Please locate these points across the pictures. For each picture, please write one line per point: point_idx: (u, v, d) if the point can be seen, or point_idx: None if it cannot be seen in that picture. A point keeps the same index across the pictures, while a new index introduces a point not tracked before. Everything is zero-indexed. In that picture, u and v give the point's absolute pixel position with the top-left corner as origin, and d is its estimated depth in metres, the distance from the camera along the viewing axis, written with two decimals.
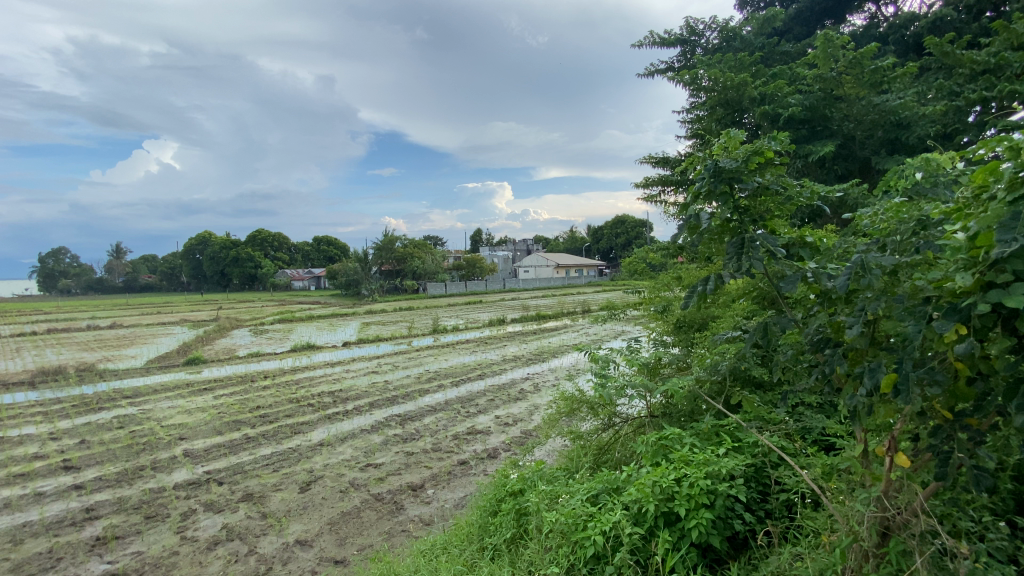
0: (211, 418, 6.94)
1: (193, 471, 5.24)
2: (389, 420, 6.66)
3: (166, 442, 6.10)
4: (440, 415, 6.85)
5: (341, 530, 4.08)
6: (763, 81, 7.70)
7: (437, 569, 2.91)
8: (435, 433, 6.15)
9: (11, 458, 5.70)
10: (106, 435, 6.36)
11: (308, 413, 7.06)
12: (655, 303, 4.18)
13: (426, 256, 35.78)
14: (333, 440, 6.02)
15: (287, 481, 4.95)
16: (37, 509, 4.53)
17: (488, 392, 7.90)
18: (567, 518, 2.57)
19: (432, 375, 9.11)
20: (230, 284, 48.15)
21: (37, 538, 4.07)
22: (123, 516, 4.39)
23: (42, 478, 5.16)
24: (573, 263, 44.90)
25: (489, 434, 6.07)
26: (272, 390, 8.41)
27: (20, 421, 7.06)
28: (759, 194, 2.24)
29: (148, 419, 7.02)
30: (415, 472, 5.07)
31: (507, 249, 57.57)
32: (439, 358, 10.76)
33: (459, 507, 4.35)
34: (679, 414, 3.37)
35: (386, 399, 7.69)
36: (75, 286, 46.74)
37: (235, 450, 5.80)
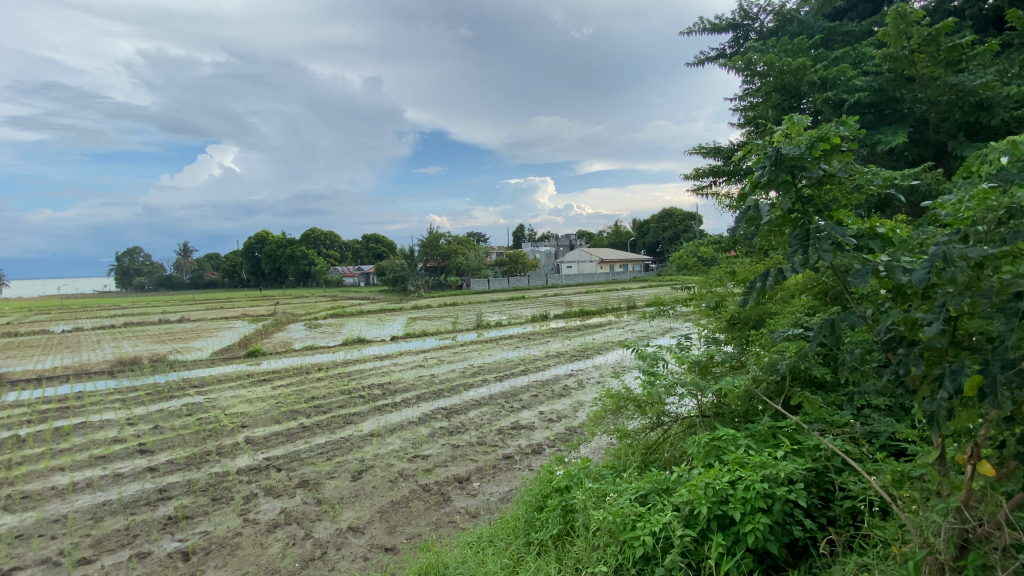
0: (270, 407, 7.32)
1: (253, 457, 5.55)
2: (436, 413, 6.79)
3: (229, 429, 6.48)
4: (485, 409, 6.92)
5: (391, 518, 4.20)
6: (823, 65, 7.24)
7: (484, 563, 2.94)
8: (480, 426, 6.22)
9: (94, 441, 6.23)
10: (176, 422, 6.84)
11: (359, 405, 7.31)
12: (707, 299, 4.04)
13: (470, 252, 36.23)
14: (383, 431, 6.21)
15: (340, 470, 5.14)
16: (117, 488, 4.93)
17: (532, 387, 7.91)
18: (615, 517, 2.52)
19: (476, 370, 9.21)
20: (285, 281, 50.59)
21: (116, 515, 4.43)
22: (192, 497, 4.71)
23: (121, 460, 5.61)
24: (617, 258, 44.12)
25: (533, 429, 6.08)
26: (326, 381, 8.76)
27: (103, 407, 7.69)
28: (823, 183, 2.12)
29: (213, 407, 7.49)
30: (461, 465, 5.15)
31: (550, 244, 57.47)
32: (482, 353, 10.85)
33: (505, 501, 4.38)
34: (733, 414, 3.25)
35: (432, 392, 7.84)
36: (148, 283, 50.57)
37: (291, 438, 6.09)
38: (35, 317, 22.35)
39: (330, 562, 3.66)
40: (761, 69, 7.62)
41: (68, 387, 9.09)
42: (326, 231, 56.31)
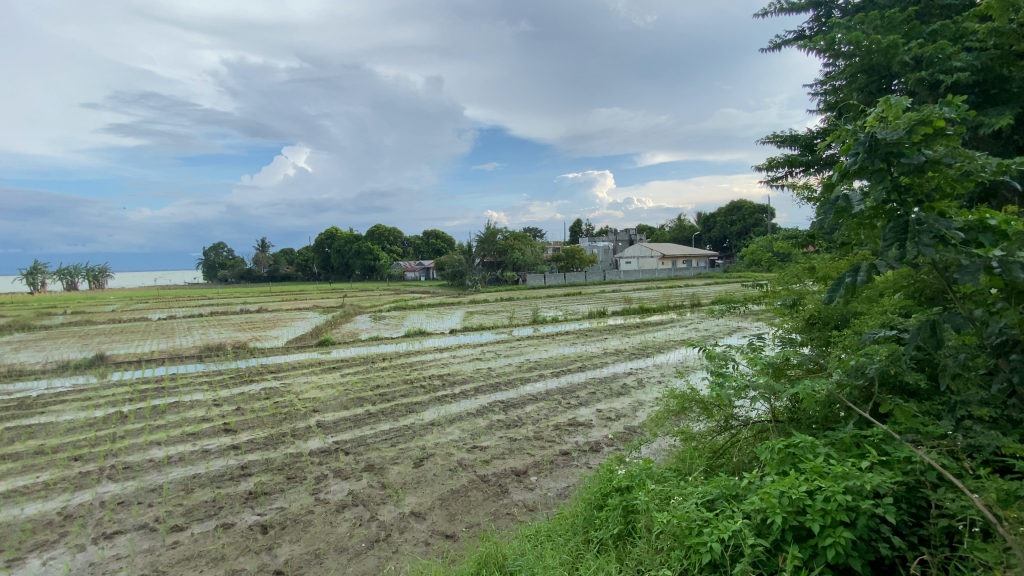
0: (338, 394, 7.73)
1: (324, 440, 5.89)
2: (493, 405, 6.88)
3: (302, 413, 6.90)
4: (542, 404, 6.92)
5: (451, 506, 4.31)
6: (919, 41, 6.58)
7: (543, 556, 2.96)
8: (537, 421, 6.24)
9: (186, 419, 6.86)
10: (255, 404, 7.38)
11: (420, 394, 7.55)
12: (782, 297, 3.81)
13: (527, 248, 36.30)
14: (442, 420, 6.37)
15: (402, 456, 5.35)
16: (206, 463, 5.39)
17: (589, 385, 7.82)
18: (680, 521, 2.44)
19: (533, 365, 9.23)
20: (351, 275, 53.10)
21: (205, 488, 4.85)
22: (269, 474, 5.06)
23: (209, 437, 6.13)
24: (680, 254, 42.51)
25: (591, 426, 6.02)
26: (389, 371, 9.12)
27: (193, 389, 8.44)
28: (926, 171, 1.94)
29: (288, 392, 8.02)
30: (518, 458, 5.19)
31: (608, 239, 56.52)
32: (539, 349, 10.85)
33: (563, 497, 4.37)
34: (810, 420, 3.04)
35: (490, 385, 7.95)
36: (230, 276, 54.93)
37: (358, 424, 6.40)
38: (137, 306, 24.87)
39: (394, 545, 3.81)
40: (846, 48, 7.05)
41: (164, 369, 10.05)
42: (389, 227, 58.53)
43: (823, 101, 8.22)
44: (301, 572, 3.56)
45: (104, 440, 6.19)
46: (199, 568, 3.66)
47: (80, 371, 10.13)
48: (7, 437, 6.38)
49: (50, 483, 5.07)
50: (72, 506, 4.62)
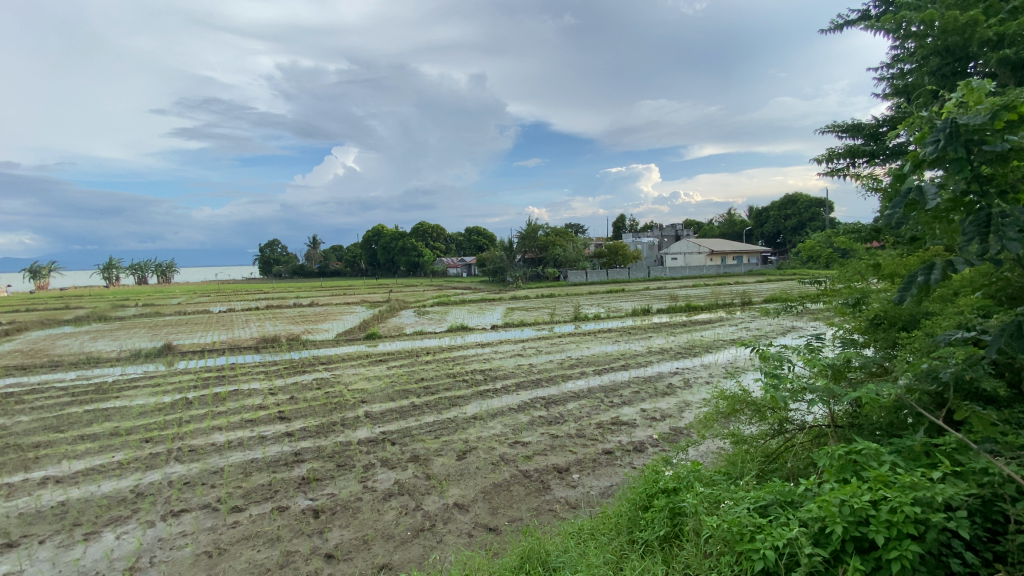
0: (385, 386, 7.97)
1: (371, 430, 6.08)
2: (535, 402, 6.89)
3: (351, 403, 7.16)
4: (584, 402, 6.87)
5: (493, 500, 4.36)
6: (1003, 17, 6.03)
7: (587, 555, 2.94)
8: (579, 419, 6.20)
9: (244, 406, 7.26)
10: (308, 394, 7.72)
11: (463, 388, 7.66)
12: (843, 296, 3.60)
13: (569, 243, 36.06)
14: (485, 415, 6.44)
15: (446, 448, 5.45)
16: (262, 448, 5.69)
17: (633, 384, 7.69)
18: (730, 525, 2.36)
19: (575, 362, 9.17)
20: (396, 271, 54.47)
21: (261, 472, 5.12)
22: (320, 461, 5.28)
23: (265, 424, 6.46)
24: (729, 250, 40.97)
25: (635, 426, 5.92)
26: (433, 365, 9.30)
27: (251, 378, 8.92)
28: (1013, 158, 1.78)
29: (338, 383, 8.34)
30: (561, 455, 5.17)
31: (652, 235, 55.24)
32: (582, 346, 10.76)
33: (606, 497, 4.33)
34: (873, 426, 2.87)
35: (532, 381, 7.96)
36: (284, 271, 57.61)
37: (404, 415, 6.57)
38: (202, 299, 26.58)
39: (438, 535, 3.89)
40: (917, 28, 6.55)
41: (224, 359, 10.66)
42: (432, 224, 59.59)
43: (889, 86, 7.70)
44: (350, 557, 3.69)
45: (171, 424, 6.65)
46: (256, 548, 3.87)
47: (150, 359, 10.92)
48: (88, 419, 6.96)
49: (125, 463, 5.49)
50: (144, 484, 4.99)
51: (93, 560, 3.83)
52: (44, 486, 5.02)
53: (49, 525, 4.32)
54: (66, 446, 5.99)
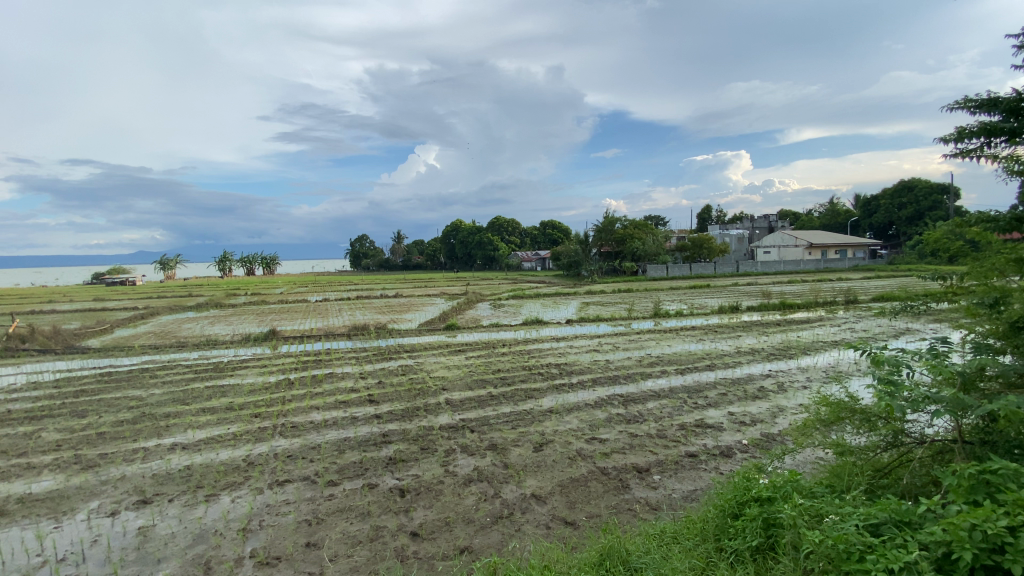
0: (464, 375, 8.24)
1: (452, 417, 6.32)
2: (613, 399, 6.76)
3: (433, 390, 7.49)
4: (665, 402, 6.63)
5: (571, 494, 4.35)
6: None
7: (670, 559, 2.87)
8: (660, 419, 6.00)
9: (338, 388, 7.86)
10: (394, 379, 8.19)
11: (539, 381, 7.71)
12: (977, 295, 3.16)
13: (648, 236, 34.88)
14: (561, 409, 6.45)
15: (523, 439, 5.52)
16: (354, 428, 6.12)
17: (719, 386, 7.28)
18: (836, 542, 2.18)
19: (655, 361, 8.86)
20: (473, 264, 55.87)
21: (353, 450, 5.51)
22: (405, 444, 5.58)
23: (356, 406, 6.95)
24: (830, 243, 37.38)
25: (721, 430, 5.62)
26: (509, 357, 9.44)
27: (343, 362, 9.61)
28: None
29: (420, 370, 8.76)
30: (640, 455, 5.04)
31: (740, 227, 51.83)
32: (662, 344, 10.38)
33: (689, 501, 4.17)
34: (1011, 444, 2.51)
35: (610, 378, 7.82)
36: (370, 264, 61.39)
37: (482, 404, 6.75)
38: (300, 289, 29.03)
39: (516, 523, 3.97)
40: None
41: (319, 344, 11.57)
42: (508, 218, 60.44)
43: None
44: (433, 537, 3.88)
45: (276, 401, 7.35)
46: (349, 521, 4.17)
47: (258, 342, 12.13)
48: (210, 393, 7.92)
49: (238, 434, 6.16)
50: (253, 454, 5.57)
51: (213, 519, 4.34)
52: (174, 451, 5.77)
53: (178, 485, 4.96)
54: (192, 417, 6.84)
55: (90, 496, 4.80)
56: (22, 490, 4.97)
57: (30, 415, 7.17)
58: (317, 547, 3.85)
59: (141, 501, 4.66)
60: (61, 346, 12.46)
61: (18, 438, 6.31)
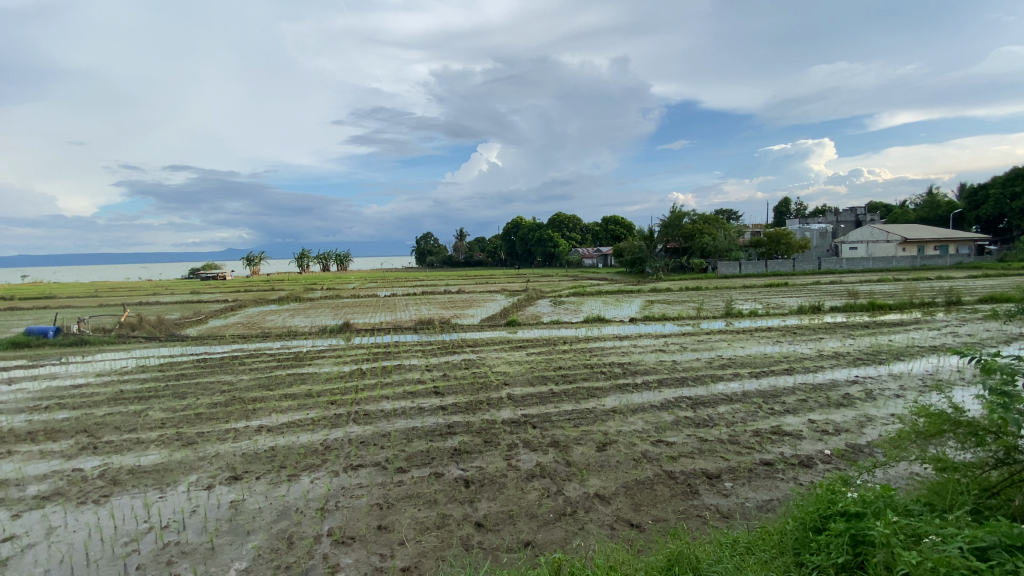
0: (526, 371, 8.31)
1: (514, 412, 6.40)
2: (680, 401, 6.54)
3: (495, 384, 7.62)
4: (737, 406, 6.32)
5: (636, 496, 4.27)
6: None
7: (742, 571, 2.75)
8: (732, 424, 5.73)
9: (406, 379, 8.20)
10: (458, 372, 8.42)
11: (602, 380, 7.61)
12: None
13: (717, 231, 33.31)
14: (625, 409, 6.33)
15: (586, 438, 5.48)
16: (421, 418, 6.36)
17: (798, 391, 6.82)
18: (936, 564, 1.99)
19: (726, 362, 8.46)
20: (533, 261, 56.00)
21: (421, 439, 5.72)
22: (470, 435, 5.71)
23: (423, 397, 7.20)
24: (928, 238, 33.82)
25: (801, 439, 5.27)
26: (571, 354, 9.40)
27: (410, 355, 10.00)
28: None
29: (483, 364, 8.93)
30: (710, 461, 4.84)
31: (821, 221, 48.17)
32: (734, 345, 9.88)
33: (765, 511, 3.95)
34: None
35: (677, 379, 7.56)
36: (435, 260, 63.41)
37: (544, 400, 6.77)
38: (370, 285, 30.45)
39: (580, 521, 3.95)
40: None
41: (388, 337, 12.11)
42: (570, 215, 59.98)
43: None
44: (498, 529, 3.95)
45: (349, 390, 7.78)
46: (417, 507, 4.34)
47: (332, 334, 12.88)
48: (291, 380, 8.55)
49: (316, 420, 6.59)
50: (330, 439, 5.93)
51: (294, 497, 4.68)
52: (260, 433, 6.27)
53: (263, 465, 5.38)
54: (275, 402, 7.41)
55: (190, 471, 5.32)
56: (133, 462, 5.60)
57: (140, 395, 8.07)
58: (388, 530, 4.04)
59: (232, 477, 5.11)
60: (165, 334, 13.89)
61: (131, 415, 7.12)
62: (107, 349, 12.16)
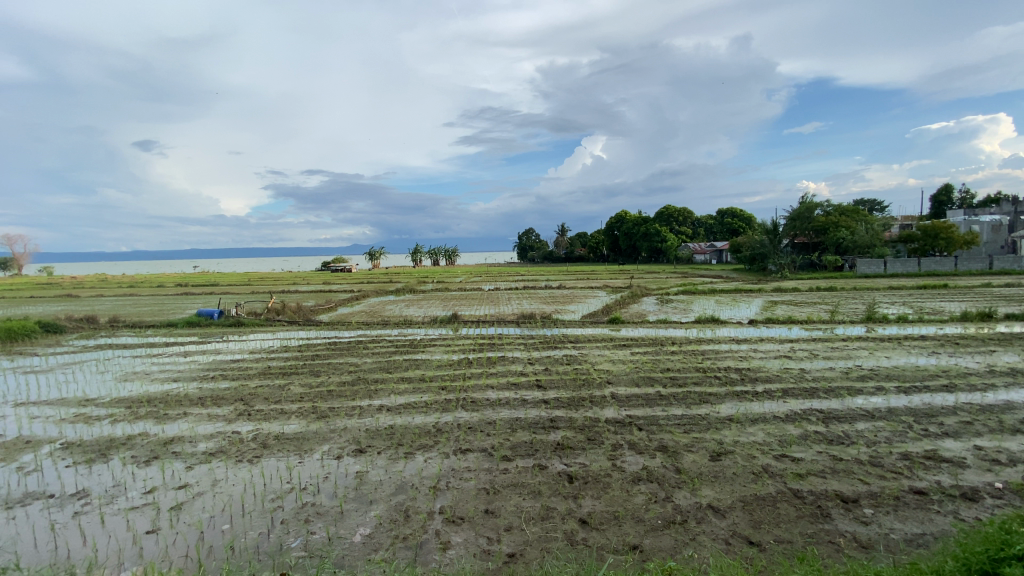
0: (630, 370, 8.09)
1: (619, 412, 6.27)
2: (809, 414, 5.90)
3: (599, 382, 7.52)
4: (881, 425, 5.54)
5: (755, 512, 3.95)
6: None
7: None
8: (873, 444, 5.05)
9: (510, 370, 8.44)
10: (561, 367, 8.45)
11: (715, 386, 7.14)
12: None
13: (855, 224, 29.48)
14: (742, 418, 5.87)
15: (698, 445, 5.19)
16: (524, 410, 6.50)
17: (962, 412, 5.80)
18: None
19: (866, 374, 7.45)
20: (638, 257, 54.19)
21: (525, 430, 5.85)
22: (573, 431, 5.72)
23: (526, 389, 7.35)
24: None
25: (964, 467, 4.49)
26: (680, 356, 8.96)
27: (513, 347, 10.26)
28: None
29: (586, 361, 8.88)
30: (845, 483, 4.32)
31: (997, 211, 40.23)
32: (875, 355, 8.68)
33: (915, 546, 3.45)
34: None
35: (804, 389, 6.84)
36: (538, 256, 64.24)
37: (651, 403, 6.54)
38: (477, 279, 31.73)
39: (691, 532, 3.77)
40: None
41: (493, 329, 12.54)
42: (679, 209, 57.07)
43: None
44: (603, 528, 3.91)
45: (458, 377, 8.20)
46: (522, 496, 4.46)
47: (442, 324, 13.65)
48: (406, 365, 9.23)
49: (429, 403, 7.04)
50: (441, 422, 6.31)
51: (410, 473, 5.06)
52: (381, 411, 6.87)
53: (384, 441, 5.89)
54: (393, 384, 8.06)
55: (323, 441, 6.00)
56: (279, 429, 6.45)
57: (283, 371, 9.28)
58: (495, 515, 4.21)
59: (357, 450, 5.66)
60: (303, 319, 15.80)
61: (276, 388, 8.22)
62: (257, 330, 14.14)
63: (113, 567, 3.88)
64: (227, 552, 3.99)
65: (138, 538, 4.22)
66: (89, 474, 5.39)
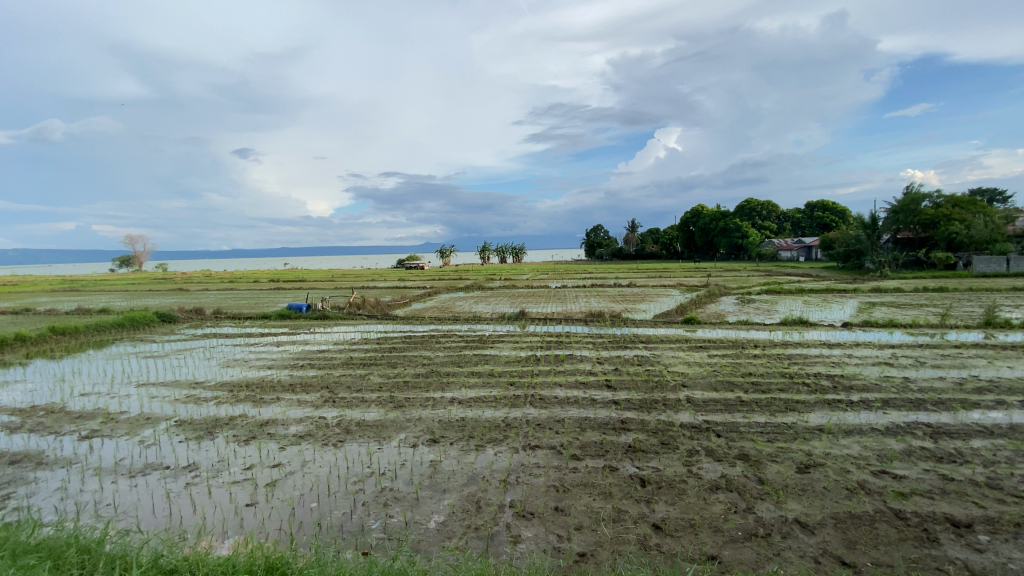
0: (707, 374, 7.75)
1: (694, 416, 6.03)
2: (914, 428, 5.34)
3: (673, 384, 7.27)
4: (1003, 443, 4.89)
5: (849, 531, 3.66)
6: None
7: None
8: (994, 465, 4.47)
9: (579, 369, 8.40)
10: (632, 368, 8.27)
11: (803, 393, 6.65)
12: None
13: (972, 217, 26.11)
14: (834, 430, 5.43)
15: (783, 456, 4.87)
16: (594, 410, 6.44)
17: None
18: None
19: (986, 386, 6.60)
20: (715, 254, 51.63)
21: (595, 430, 5.80)
22: (645, 434, 5.58)
23: (596, 389, 7.27)
24: None
25: None
26: (762, 360, 8.44)
27: (582, 346, 10.18)
28: None
29: (658, 362, 8.62)
30: (958, 506, 3.88)
31: None
32: (997, 364, 7.67)
33: None
34: None
35: (907, 400, 6.19)
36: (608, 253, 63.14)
37: (730, 408, 6.22)
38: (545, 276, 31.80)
39: (775, 546, 3.56)
40: None
41: (562, 327, 12.52)
42: (760, 203, 53.67)
43: None
44: (678, 535, 3.80)
45: (527, 374, 8.29)
46: (592, 496, 4.43)
47: (511, 321, 13.83)
48: (477, 360, 9.47)
49: (498, 398, 7.18)
50: (510, 418, 6.42)
51: (481, 466, 5.20)
52: (453, 404, 7.10)
53: (456, 433, 6.09)
54: (464, 378, 8.30)
55: (399, 429, 6.31)
56: (360, 416, 6.88)
57: (363, 362, 9.87)
58: (564, 513, 4.22)
59: (431, 440, 5.90)
60: (381, 313, 16.68)
61: (357, 378, 8.76)
62: (340, 323, 15.13)
63: (220, 534, 4.34)
64: (315, 528, 4.33)
65: (240, 510, 4.69)
66: (199, 449, 6.07)
